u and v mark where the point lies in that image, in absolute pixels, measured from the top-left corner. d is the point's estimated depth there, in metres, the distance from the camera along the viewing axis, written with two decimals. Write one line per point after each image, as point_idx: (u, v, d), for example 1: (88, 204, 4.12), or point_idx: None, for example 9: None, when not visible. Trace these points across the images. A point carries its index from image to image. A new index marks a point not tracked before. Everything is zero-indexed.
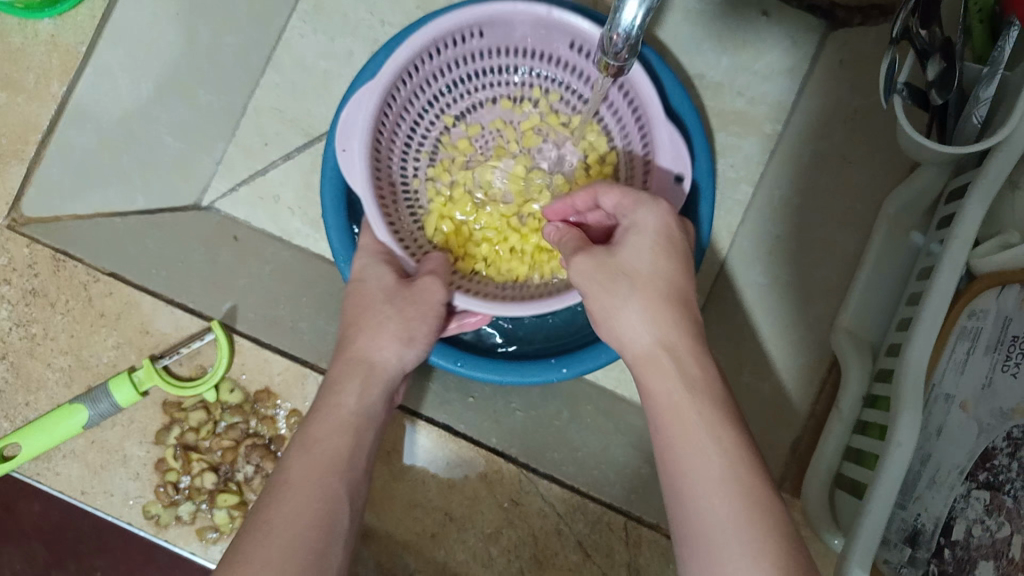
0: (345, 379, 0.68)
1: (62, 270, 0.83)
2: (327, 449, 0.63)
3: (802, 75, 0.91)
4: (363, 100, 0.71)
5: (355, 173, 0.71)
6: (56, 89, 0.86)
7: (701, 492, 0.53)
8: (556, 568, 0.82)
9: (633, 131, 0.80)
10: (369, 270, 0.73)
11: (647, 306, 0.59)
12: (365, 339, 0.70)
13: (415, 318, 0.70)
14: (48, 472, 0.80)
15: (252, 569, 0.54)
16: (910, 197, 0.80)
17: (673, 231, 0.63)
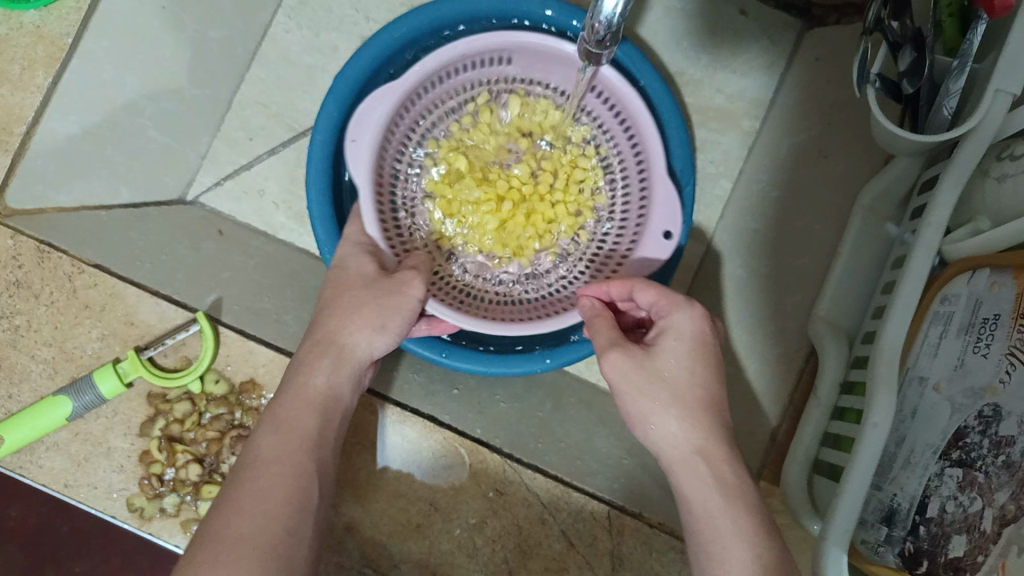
0: (312, 358, 0.68)
1: (46, 262, 0.83)
2: (296, 429, 0.64)
3: (779, 73, 0.93)
4: (379, 98, 0.74)
5: (359, 169, 0.74)
6: (41, 80, 0.87)
7: (709, 521, 0.60)
8: (540, 557, 0.83)
9: (630, 164, 0.82)
10: (351, 257, 0.72)
11: (683, 414, 0.64)
12: (336, 323, 0.69)
13: (390, 307, 0.69)
14: (31, 464, 0.80)
15: (223, 547, 0.55)
16: (882, 189, 0.82)
17: (706, 336, 0.66)
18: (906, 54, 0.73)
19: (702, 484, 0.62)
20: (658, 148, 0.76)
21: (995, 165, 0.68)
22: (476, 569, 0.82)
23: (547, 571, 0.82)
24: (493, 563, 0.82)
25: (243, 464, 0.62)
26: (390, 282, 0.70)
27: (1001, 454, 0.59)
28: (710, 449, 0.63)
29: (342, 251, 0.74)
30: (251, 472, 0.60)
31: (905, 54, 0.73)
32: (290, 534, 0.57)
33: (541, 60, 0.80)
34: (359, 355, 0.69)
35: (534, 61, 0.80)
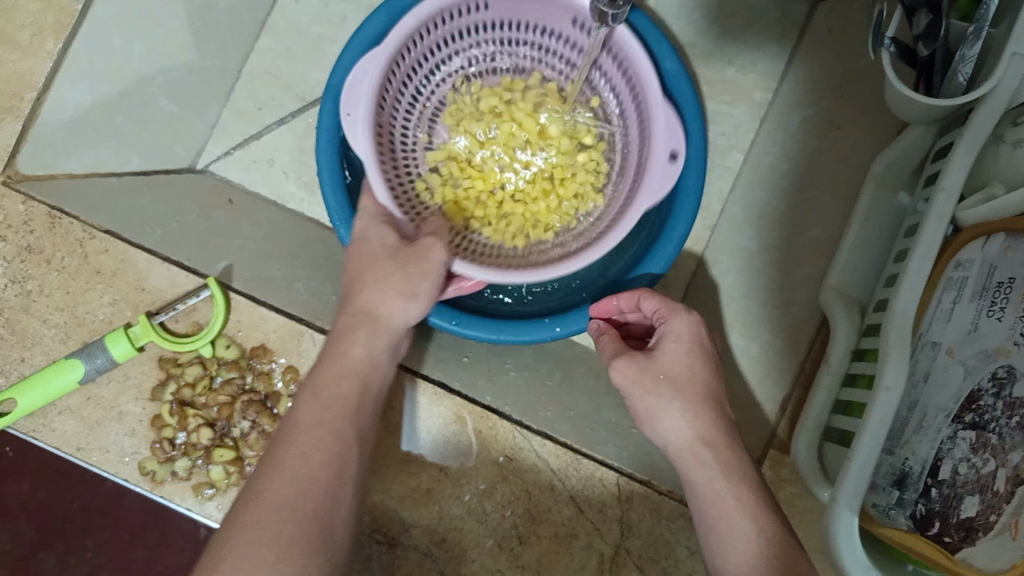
0: (350, 329, 0.68)
1: (58, 228, 0.83)
2: (335, 396, 0.64)
3: (790, 46, 0.92)
4: (369, 72, 0.70)
5: (359, 141, 0.70)
6: (51, 46, 0.87)
7: (721, 510, 0.62)
8: (550, 523, 0.83)
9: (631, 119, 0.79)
10: (372, 230, 0.70)
11: (688, 405, 0.65)
12: (369, 295, 0.68)
13: (418, 274, 0.67)
14: (44, 428, 0.81)
15: (267, 499, 0.56)
16: (894, 158, 0.82)
17: (704, 340, 0.68)
18: (920, 18, 0.72)
19: (706, 469, 0.64)
20: (653, 83, 0.71)
21: (1010, 131, 0.68)
22: (486, 535, 0.82)
23: (557, 537, 0.83)
24: (503, 529, 0.82)
25: (284, 428, 0.62)
26: (412, 249, 0.68)
27: (1015, 415, 0.60)
28: (715, 433, 0.65)
29: (360, 223, 0.71)
30: (292, 436, 0.61)
31: (921, 17, 0.72)
32: (330, 500, 0.58)
33: (524, 5, 0.77)
34: (398, 325, 0.68)
35: (511, 0, 0.77)
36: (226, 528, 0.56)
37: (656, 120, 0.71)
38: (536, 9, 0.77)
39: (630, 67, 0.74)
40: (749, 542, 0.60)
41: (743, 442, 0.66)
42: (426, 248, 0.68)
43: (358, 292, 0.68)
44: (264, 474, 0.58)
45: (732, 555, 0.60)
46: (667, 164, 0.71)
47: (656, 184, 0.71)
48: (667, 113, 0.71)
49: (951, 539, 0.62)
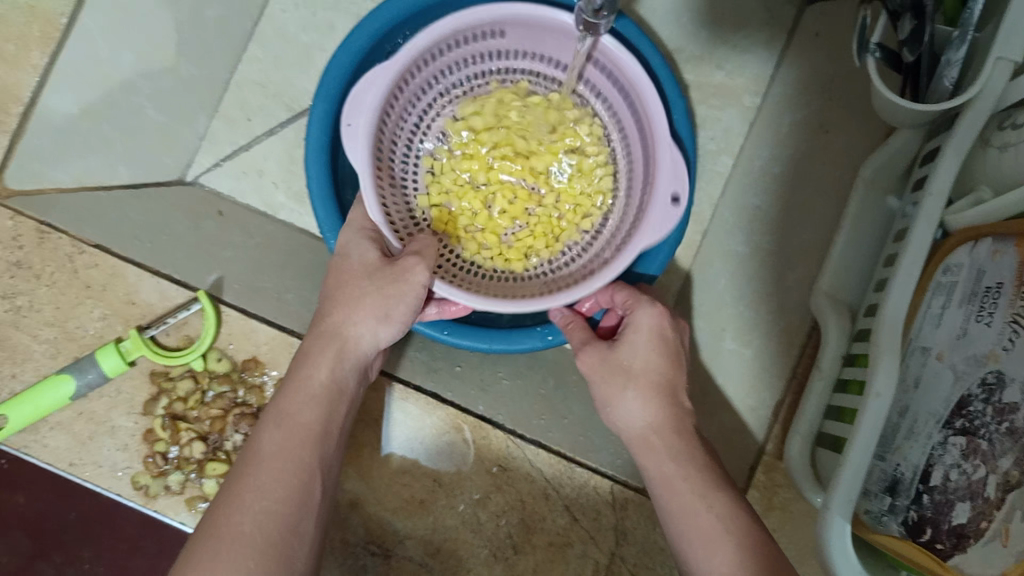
0: (318, 348, 0.66)
1: (46, 242, 0.83)
2: (298, 424, 0.63)
3: (779, 49, 0.92)
4: (375, 87, 0.69)
5: (358, 150, 0.69)
6: (37, 59, 0.86)
7: (692, 508, 0.63)
8: (544, 532, 0.83)
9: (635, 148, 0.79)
10: (353, 245, 0.70)
11: (640, 392, 0.68)
12: (341, 312, 0.67)
13: (394, 296, 0.66)
14: (36, 444, 0.81)
15: (224, 541, 0.55)
16: (880, 163, 0.82)
17: (666, 331, 0.70)
18: (905, 23, 0.72)
19: (654, 455, 0.67)
20: (662, 122, 0.71)
21: (996, 135, 0.69)
22: (481, 545, 0.82)
23: (552, 546, 0.83)
24: (497, 538, 0.82)
25: (243, 458, 0.61)
26: (390, 270, 0.67)
27: (1005, 421, 0.59)
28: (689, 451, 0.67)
29: (343, 236, 0.71)
30: (252, 469, 0.60)
31: (905, 22, 0.72)
32: (289, 539, 0.57)
33: (541, 31, 0.76)
34: (366, 348, 0.67)
35: (528, 29, 0.76)
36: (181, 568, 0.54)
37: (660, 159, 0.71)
38: (552, 36, 0.77)
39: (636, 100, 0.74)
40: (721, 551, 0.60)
41: (705, 455, 0.67)
42: (405, 269, 0.66)
43: (330, 309, 0.68)
44: (221, 512, 0.57)
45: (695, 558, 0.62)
46: (672, 179, 0.70)
47: (658, 222, 0.70)
48: (672, 154, 0.70)
49: (943, 545, 0.62)
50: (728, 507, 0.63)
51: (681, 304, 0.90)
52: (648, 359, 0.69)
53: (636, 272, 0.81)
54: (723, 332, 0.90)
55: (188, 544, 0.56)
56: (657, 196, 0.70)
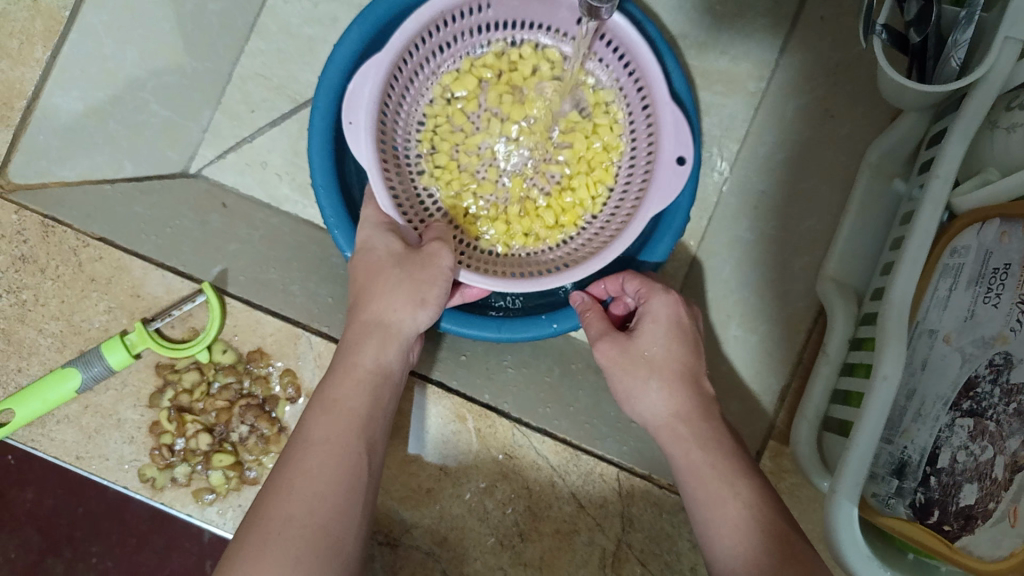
0: (359, 338, 0.68)
1: (51, 236, 0.83)
2: (346, 407, 0.63)
3: (783, 34, 0.92)
4: (371, 75, 0.69)
5: (362, 145, 0.70)
6: (40, 54, 0.85)
7: (720, 500, 0.62)
8: (551, 520, 0.82)
9: (638, 113, 0.79)
10: (376, 239, 0.71)
11: (665, 383, 0.68)
12: (380, 303, 0.68)
13: (426, 280, 0.68)
14: (43, 438, 0.81)
15: (274, 525, 0.55)
16: (890, 145, 0.81)
17: (683, 320, 0.71)
18: (912, 4, 0.72)
19: (682, 442, 0.66)
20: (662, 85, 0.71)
21: (1004, 116, 0.67)
22: (488, 533, 0.81)
23: (558, 533, 0.82)
24: (504, 527, 0.82)
25: (294, 443, 0.61)
26: (419, 256, 0.69)
27: (1013, 402, 0.59)
28: (715, 437, 0.66)
29: (364, 232, 0.71)
30: (300, 454, 0.60)
31: (912, 4, 0.72)
32: (338, 520, 0.57)
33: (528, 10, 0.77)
34: (408, 329, 0.68)
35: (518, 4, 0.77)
36: (234, 553, 0.54)
37: (662, 119, 0.72)
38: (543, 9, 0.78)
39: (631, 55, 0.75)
40: (731, 538, 0.60)
41: (728, 435, 0.67)
42: (433, 255, 0.69)
43: (370, 298, 0.68)
44: (271, 495, 0.57)
45: (718, 542, 0.61)
46: (677, 141, 0.72)
47: (664, 184, 0.72)
48: (674, 115, 0.71)
49: (950, 527, 0.62)
50: (751, 495, 0.62)
51: (687, 291, 0.90)
52: (666, 348, 0.69)
53: (638, 259, 0.80)
54: (728, 318, 0.90)
55: (237, 530, 0.56)
56: (663, 159, 0.72)
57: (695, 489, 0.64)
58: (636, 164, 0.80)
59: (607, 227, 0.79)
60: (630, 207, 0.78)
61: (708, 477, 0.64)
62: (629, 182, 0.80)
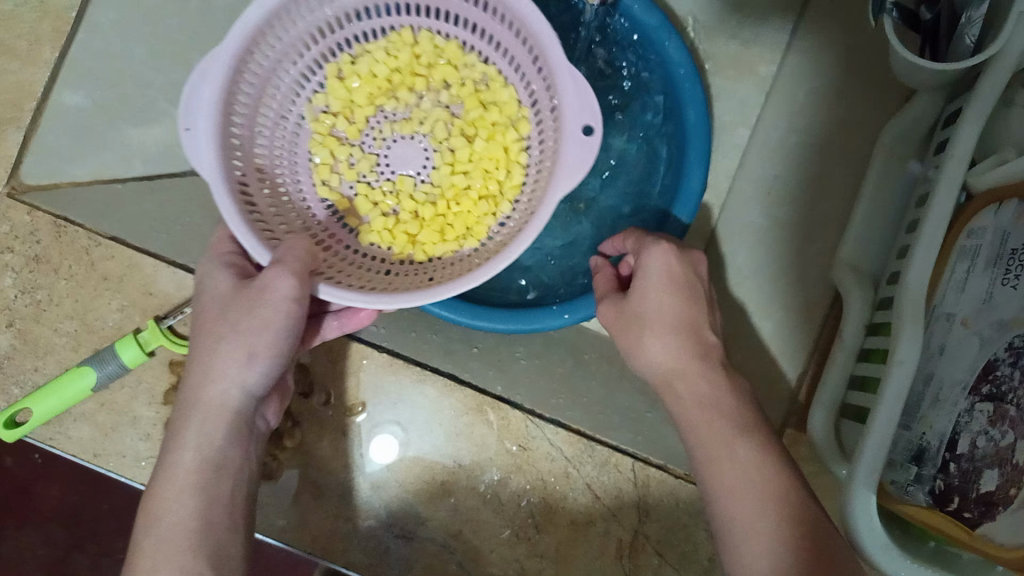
0: (179, 429, 0.60)
1: (63, 236, 0.82)
2: (172, 520, 0.57)
3: (793, 16, 0.90)
4: (209, 75, 0.60)
5: (204, 155, 0.60)
6: (48, 56, 0.86)
7: (747, 482, 0.57)
8: (566, 511, 0.82)
9: (537, 83, 0.70)
10: (209, 277, 0.62)
11: (661, 339, 0.63)
12: (199, 374, 0.60)
13: (255, 328, 0.59)
14: (60, 436, 0.81)
15: None
16: (905, 126, 0.80)
17: (677, 273, 0.64)
18: None
19: None
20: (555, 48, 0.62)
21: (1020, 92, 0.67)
22: (502, 525, 0.81)
23: (573, 525, 0.82)
24: (519, 518, 0.81)
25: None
26: (248, 293, 0.59)
27: None
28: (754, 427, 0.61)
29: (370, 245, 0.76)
30: None
31: None
32: None
33: None
34: (231, 400, 0.60)
35: None
36: None
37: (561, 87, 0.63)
38: None
39: (516, 18, 0.66)
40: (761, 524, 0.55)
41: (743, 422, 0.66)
42: (264, 286, 0.59)
43: (188, 376, 0.61)
44: None
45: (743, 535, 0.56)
46: (579, 105, 0.62)
47: (572, 157, 0.62)
48: (573, 77, 0.62)
49: (970, 514, 0.61)
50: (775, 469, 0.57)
51: None
52: (660, 303, 0.63)
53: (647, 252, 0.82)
54: (742, 305, 0.88)
55: None
56: (567, 131, 0.62)
57: (713, 473, 0.59)
58: (547, 145, 0.70)
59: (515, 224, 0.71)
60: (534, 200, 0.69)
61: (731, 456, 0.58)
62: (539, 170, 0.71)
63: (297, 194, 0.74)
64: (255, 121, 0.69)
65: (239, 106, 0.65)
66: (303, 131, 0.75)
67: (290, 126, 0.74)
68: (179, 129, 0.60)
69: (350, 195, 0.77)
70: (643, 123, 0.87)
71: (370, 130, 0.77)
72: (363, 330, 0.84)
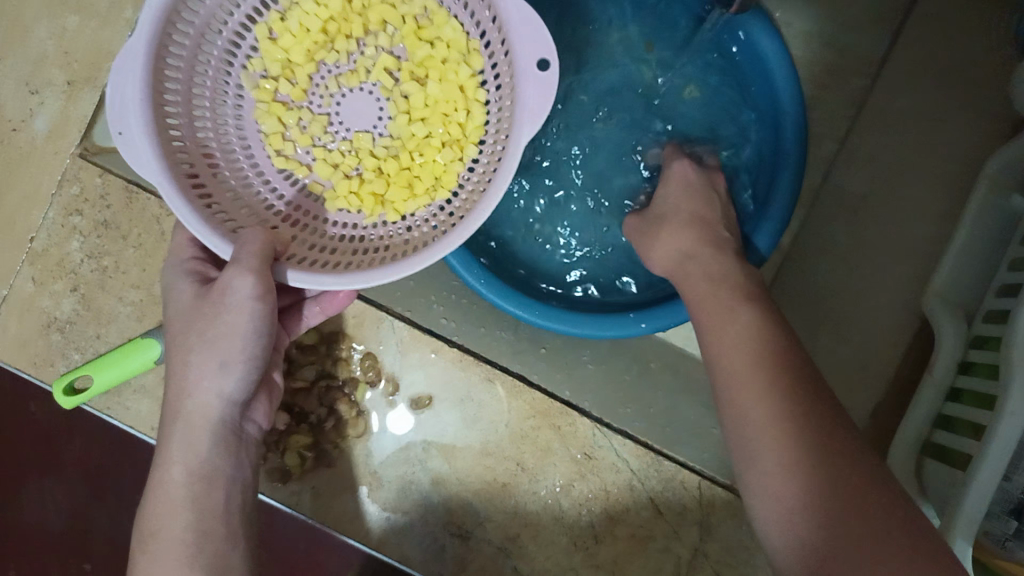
0: (163, 444, 0.58)
1: (135, 203, 0.79)
2: (167, 538, 0.56)
3: (893, 25, 0.86)
4: (131, 72, 0.55)
5: (142, 158, 0.56)
6: (129, 14, 0.81)
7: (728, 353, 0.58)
8: (626, 524, 0.80)
9: (483, 19, 0.63)
10: (173, 286, 0.60)
11: (675, 232, 0.70)
12: (177, 388, 0.57)
13: (220, 335, 0.56)
14: (119, 407, 0.80)
15: None
16: (1011, 157, 0.77)
17: (695, 180, 0.75)
18: None
19: None
20: None
21: None
22: (561, 532, 0.80)
23: (633, 538, 0.80)
24: (578, 527, 0.80)
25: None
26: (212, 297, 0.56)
27: None
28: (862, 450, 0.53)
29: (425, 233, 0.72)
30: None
31: None
32: None
33: None
34: (212, 412, 0.57)
35: None
36: None
37: (512, 30, 0.57)
38: None
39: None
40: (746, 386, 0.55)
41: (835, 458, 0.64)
42: (228, 284, 0.55)
43: (168, 391, 0.58)
44: None
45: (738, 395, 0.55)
46: (529, 45, 0.56)
47: (532, 102, 0.56)
48: (522, 12, 0.56)
49: None
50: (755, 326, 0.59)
51: (778, 295, 0.86)
52: (680, 202, 0.73)
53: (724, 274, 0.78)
54: (819, 325, 0.86)
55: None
56: (522, 73, 0.57)
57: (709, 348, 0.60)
58: (502, 86, 0.63)
59: (481, 178, 0.65)
60: (499, 151, 0.63)
61: (726, 332, 0.59)
62: (499, 116, 0.64)
63: (255, 173, 0.69)
64: (193, 106, 0.63)
65: (171, 95, 0.60)
66: (246, 101, 0.69)
67: (230, 105, 0.68)
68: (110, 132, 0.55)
69: (309, 161, 0.70)
70: (735, 133, 0.84)
71: (315, 87, 0.70)
72: (435, 324, 0.83)
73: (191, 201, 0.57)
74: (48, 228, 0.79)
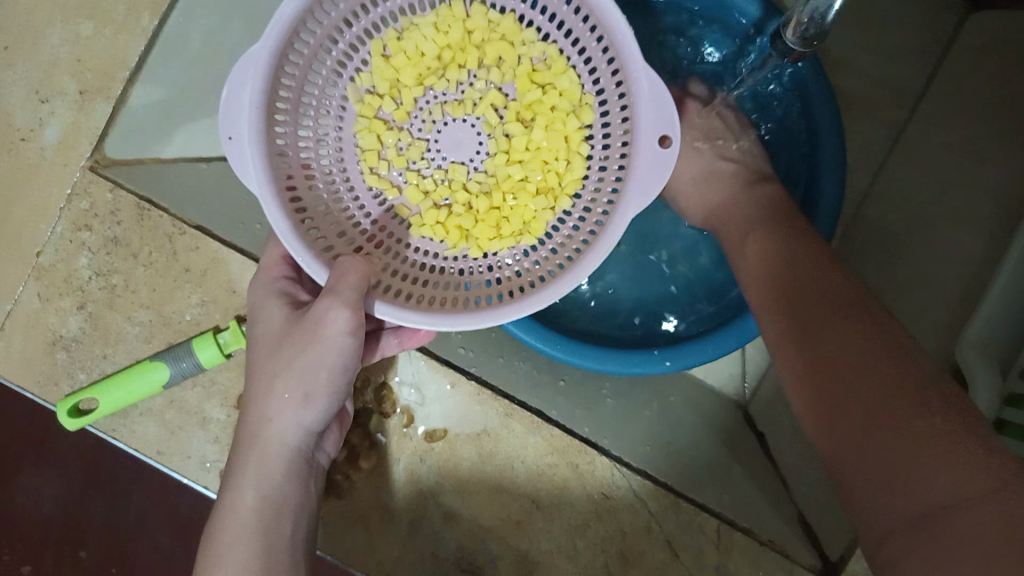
0: (236, 467, 0.55)
1: (146, 220, 0.76)
2: (234, 560, 0.52)
3: (933, 58, 0.87)
4: (251, 79, 0.51)
5: (251, 169, 0.52)
6: (147, 22, 0.79)
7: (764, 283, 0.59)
8: (642, 566, 0.78)
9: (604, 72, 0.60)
10: (260, 308, 0.57)
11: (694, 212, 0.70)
12: (256, 411, 0.55)
13: (312, 361, 0.53)
14: (124, 430, 0.77)
15: None
16: None
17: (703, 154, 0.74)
18: None
19: None
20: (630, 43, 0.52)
21: None
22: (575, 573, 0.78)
23: None
24: (593, 568, 0.78)
25: None
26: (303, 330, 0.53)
27: None
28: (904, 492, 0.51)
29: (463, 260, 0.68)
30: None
31: None
32: None
33: None
34: (291, 438, 0.55)
35: None
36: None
37: (635, 90, 0.53)
38: None
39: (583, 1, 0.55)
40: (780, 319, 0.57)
41: None
42: (320, 317, 0.52)
43: (246, 413, 0.56)
44: None
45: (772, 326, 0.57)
46: (656, 112, 0.53)
47: (645, 174, 0.53)
48: (652, 81, 0.53)
49: None
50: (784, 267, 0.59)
51: None
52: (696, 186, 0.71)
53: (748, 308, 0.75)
54: None
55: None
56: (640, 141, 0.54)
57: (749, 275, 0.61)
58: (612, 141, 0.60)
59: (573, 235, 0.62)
60: (600, 209, 0.60)
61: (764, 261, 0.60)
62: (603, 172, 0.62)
63: (345, 185, 0.65)
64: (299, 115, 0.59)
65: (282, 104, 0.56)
66: (348, 112, 0.65)
67: (333, 115, 0.64)
68: (221, 136, 0.52)
69: (399, 183, 0.67)
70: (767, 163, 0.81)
71: (418, 111, 0.67)
72: (452, 354, 0.80)
73: (293, 219, 0.54)
74: (56, 242, 0.76)
